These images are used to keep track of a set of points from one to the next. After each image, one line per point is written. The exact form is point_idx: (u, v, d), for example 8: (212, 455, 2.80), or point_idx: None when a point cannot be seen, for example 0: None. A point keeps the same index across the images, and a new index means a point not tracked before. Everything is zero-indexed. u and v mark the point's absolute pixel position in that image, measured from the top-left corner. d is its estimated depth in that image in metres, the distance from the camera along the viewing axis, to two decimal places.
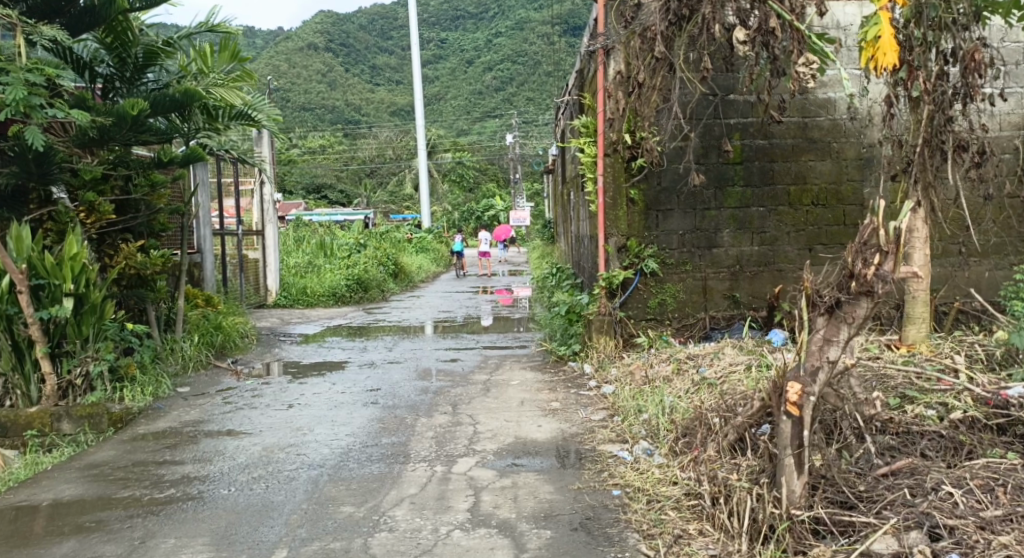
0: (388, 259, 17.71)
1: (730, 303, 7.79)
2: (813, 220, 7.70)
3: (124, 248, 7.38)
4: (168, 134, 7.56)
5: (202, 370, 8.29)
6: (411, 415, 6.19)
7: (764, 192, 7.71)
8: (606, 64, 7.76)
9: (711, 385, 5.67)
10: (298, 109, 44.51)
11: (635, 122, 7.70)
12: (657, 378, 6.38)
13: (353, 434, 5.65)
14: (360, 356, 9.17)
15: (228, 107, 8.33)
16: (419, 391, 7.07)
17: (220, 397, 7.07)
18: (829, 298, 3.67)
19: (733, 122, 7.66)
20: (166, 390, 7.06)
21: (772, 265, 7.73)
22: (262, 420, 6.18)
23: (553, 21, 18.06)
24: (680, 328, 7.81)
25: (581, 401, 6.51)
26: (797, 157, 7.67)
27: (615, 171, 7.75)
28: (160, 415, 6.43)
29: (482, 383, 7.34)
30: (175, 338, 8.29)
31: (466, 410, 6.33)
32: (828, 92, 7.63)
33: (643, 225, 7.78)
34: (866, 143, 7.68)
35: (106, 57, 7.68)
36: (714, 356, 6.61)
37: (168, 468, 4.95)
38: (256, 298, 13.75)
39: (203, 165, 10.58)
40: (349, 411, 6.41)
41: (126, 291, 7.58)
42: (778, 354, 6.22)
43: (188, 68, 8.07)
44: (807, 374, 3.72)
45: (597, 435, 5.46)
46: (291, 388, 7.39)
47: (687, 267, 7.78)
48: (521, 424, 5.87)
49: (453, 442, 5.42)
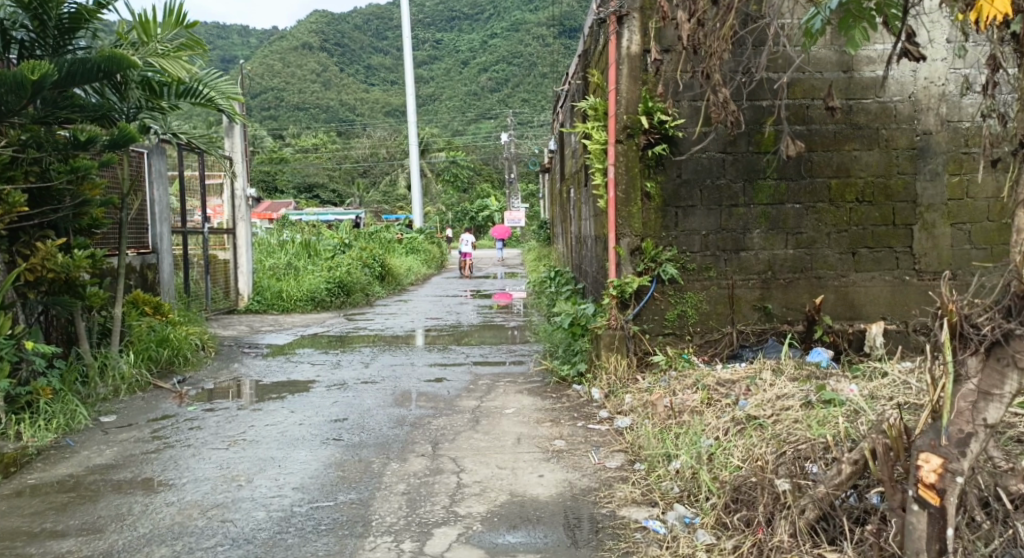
0: (374, 260, 16.47)
1: (761, 316, 6.56)
2: (858, 219, 6.50)
3: (41, 246, 6.04)
4: (99, 112, 6.63)
5: (140, 393, 7.01)
6: (380, 459, 4.94)
7: (801, 187, 6.48)
8: (618, 34, 6.49)
9: (761, 425, 4.40)
10: (292, 108, 45.92)
11: (651, 102, 6.40)
12: (684, 412, 5.13)
13: (301, 489, 4.44)
14: (331, 374, 7.85)
15: (175, 83, 7.41)
16: (394, 422, 5.82)
17: (150, 430, 5.82)
18: (991, 333, 2.73)
19: (765, 104, 6.45)
20: (83, 421, 5.84)
21: (809, 272, 6.51)
22: (193, 464, 4.95)
23: (553, 22, 16.98)
24: (702, 345, 6.57)
25: (591, 439, 5.26)
26: (840, 146, 6.46)
27: (629, 161, 6.47)
28: (63, 457, 5.16)
29: (470, 411, 6.09)
30: (108, 352, 7.05)
31: (448, 452, 5.05)
32: (876, 70, 6.43)
33: (659, 223, 6.54)
34: (921, 130, 6.48)
35: (24, 20, 6.35)
36: (752, 383, 5.40)
37: (41, 545, 3.76)
38: (225, 303, 12.39)
39: (158, 153, 9.35)
40: (304, 451, 5.16)
41: (46, 297, 6.31)
42: (839, 383, 4.98)
43: (127, 37, 7.00)
44: (951, 444, 2.80)
45: (615, 494, 4.22)
46: (239, 418, 6.12)
47: (711, 274, 6.55)
48: (518, 473, 4.62)
49: (428, 502, 4.20)
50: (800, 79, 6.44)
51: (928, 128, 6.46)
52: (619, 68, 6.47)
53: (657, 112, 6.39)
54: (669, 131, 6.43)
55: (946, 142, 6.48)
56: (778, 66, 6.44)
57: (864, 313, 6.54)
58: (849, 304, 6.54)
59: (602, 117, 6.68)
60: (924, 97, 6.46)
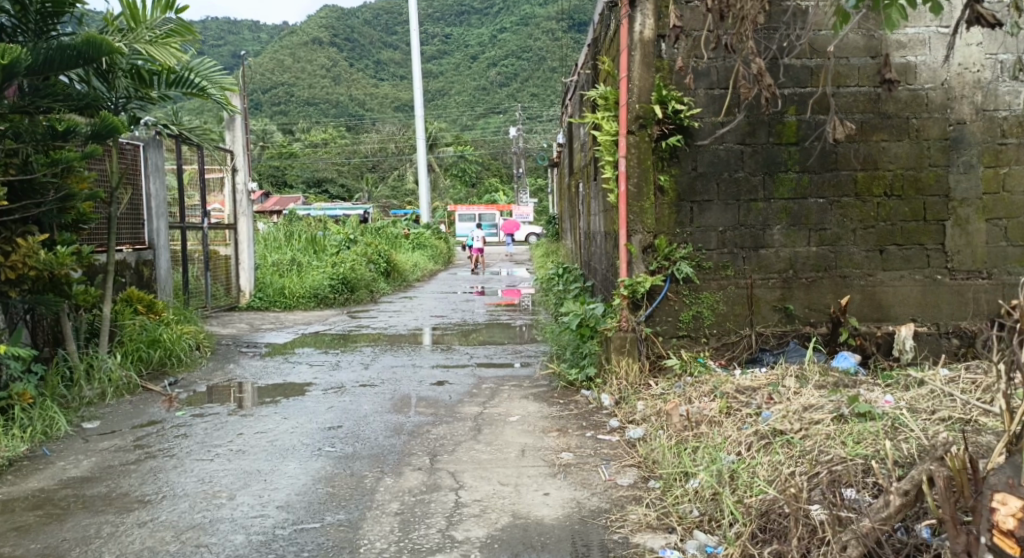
0: (380, 257, 16.11)
1: (783, 317, 6.17)
2: (886, 215, 6.10)
3: (22, 242, 5.63)
4: (83, 100, 6.19)
5: (127, 396, 6.65)
6: (374, 473, 4.58)
7: (825, 180, 6.08)
8: (631, 18, 6.09)
9: (788, 441, 4.01)
10: (302, 104, 45.29)
11: (665, 90, 6.03)
12: (701, 422, 4.76)
13: (285, 507, 4.10)
14: (329, 376, 7.49)
15: (165, 72, 7.00)
16: (391, 431, 5.46)
17: (134, 437, 5.48)
18: None
19: (787, 92, 6.06)
20: (62, 428, 5.50)
21: (833, 271, 6.12)
22: (174, 478, 4.60)
23: (561, 16, 16.62)
24: (719, 348, 6.18)
25: (601, 452, 4.88)
26: (867, 137, 6.06)
27: (641, 154, 6.08)
28: (36, 469, 4.81)
29: (473, 418, 5.72)
30: (96, 354, 6.70)
31: (448, 465, 4.68)
32: (907, 56, 6.03)
33: (673, 219, 6.16)
34: (954, 119, 6.07)
35: (4, 3, 5.92)
36: (775, 391, 5.02)
37: None
38: (226, 299, 12.04)
39: (155, 145, 8.99)
40: (295, 463, 4.81)
41: (30, 297, 5.90)
42: (872, 395, 4.59)
43: (115, 23, 6.68)
44: None
45: (628, 517, 3.86)
46: (229, 425, 5.77)
47: (728, 273, 6.16)
48: (522, 491, 4.25)
49: (422, 525, 3.86)
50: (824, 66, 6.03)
51: (962, 118, 6.05)
52: (631, 55, 6.07)
53: (671, 101, 6.01)
54: (683, 121, 6.04)
55: (981, 132, 6.06)
56: (801, 51, 6.03)
57: (892, 314, 6.14)
58: (876, 305, 6.14)
59: (613, 106, 6.34)
60: (958, 84, 6.05)
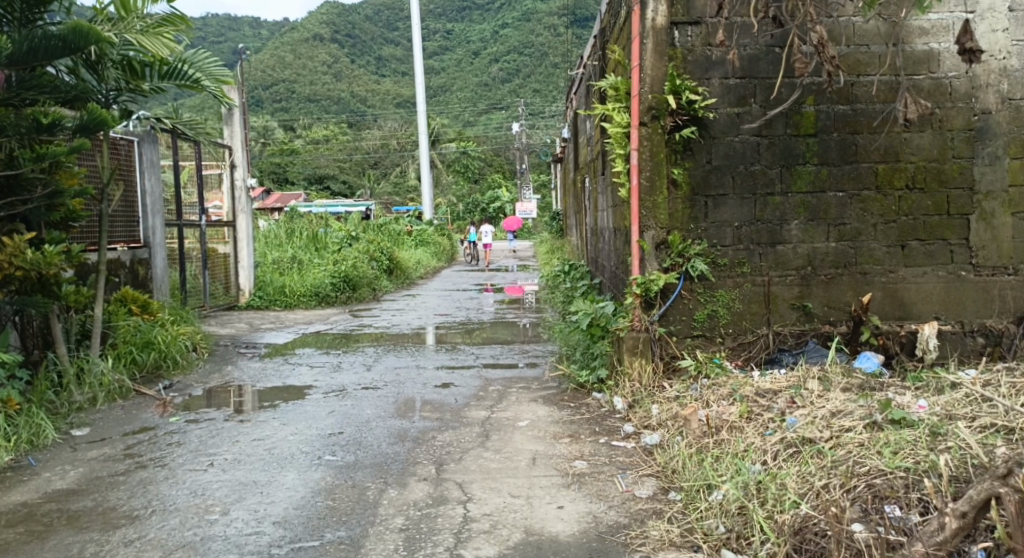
0: (382, 254, 15.80)
1: (801, 316, 5.90)
2: (908, 209, 5.82)
3: (8, 242, 5.39)
4: (71, 93, 5.96)
5: (120, 401, 6.39)
6: (376, 484, 4.32)
7: (845, 173, 5.82)
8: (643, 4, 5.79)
9: (818, 451, 3.74)
10: (302, 100, 45.45)
11: (679, 80, 5.74)
12: (721, 428, 4.49)
13: (281, 523, 3.84)
14: (329, 378, 7.22)
15: (157, 62, 6.70)
16: (394, 437, 5.20)
17: (124, 445, 5.22)
18: None
19: (806, 81, 5.79)
20: (49, 436, 5.24)
21: (853, 267, 5.85)
22: (165, 490, 4.34)
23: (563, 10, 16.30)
24: (735, 348, 5.92)
25: (615, 461, 4.62)
26: (888, 127, 5.78)
27: (654, 147, 5.81)
28: (20, 481, 4.56)
29: (480, 423, 5.46)
30: (88, 357, 6.45)
31: (453, 476, 4.42)
32: (930, 43, 5.75)
33: (687, 214, 5.89)
34: (979, 108, 5.79)
35: None
36: (798, 394, 4.76)
37: None
38: (225, 298, 11.80)
39: (149, 141, 8.78)
40: (293, 473, 4.56)
41: (17, 298, 5.65)
42: (903, 400, 4.31)
43: (105, 12, 6.42)
44: None
45: (649, 533, 3.61)
46: (224, 431, 5.52)
47: (744, 270, 5.89)
48: (534, 504, 3.99)
49: (427, 543, 3.61)
50: (843, 54, 5.77)
51: (987, 107, 5.78)
52: (642, 43, 5.78)
53: (685, 91, 5.72)
54: (698, 112, 5.76)
55: (1007, 123, 5.79)
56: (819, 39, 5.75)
57: (914, 312, 5.87)
58: (898, 303, 5.87)
59: (624, 97, 6.05)
60: (983, 71, 5.77)
